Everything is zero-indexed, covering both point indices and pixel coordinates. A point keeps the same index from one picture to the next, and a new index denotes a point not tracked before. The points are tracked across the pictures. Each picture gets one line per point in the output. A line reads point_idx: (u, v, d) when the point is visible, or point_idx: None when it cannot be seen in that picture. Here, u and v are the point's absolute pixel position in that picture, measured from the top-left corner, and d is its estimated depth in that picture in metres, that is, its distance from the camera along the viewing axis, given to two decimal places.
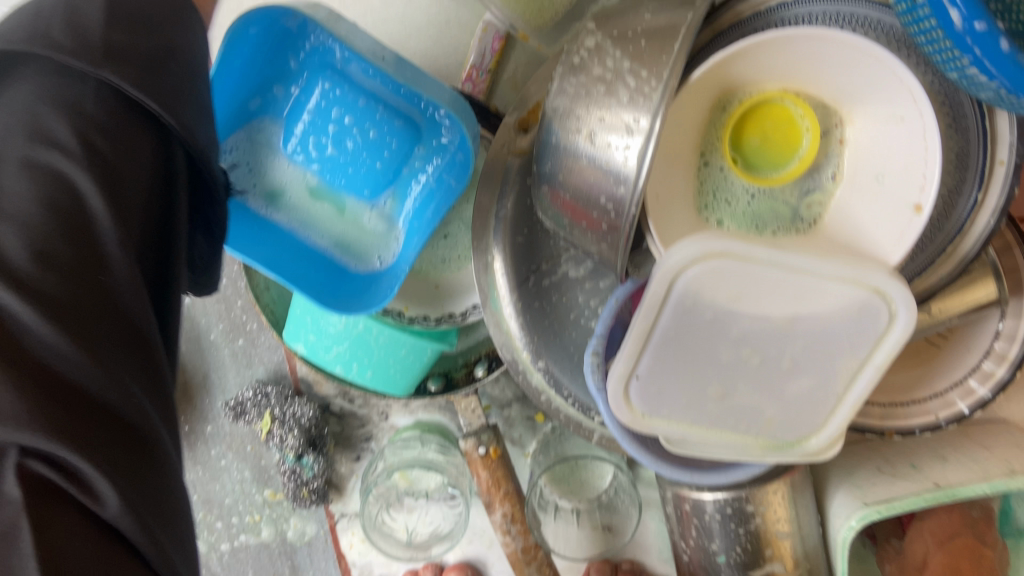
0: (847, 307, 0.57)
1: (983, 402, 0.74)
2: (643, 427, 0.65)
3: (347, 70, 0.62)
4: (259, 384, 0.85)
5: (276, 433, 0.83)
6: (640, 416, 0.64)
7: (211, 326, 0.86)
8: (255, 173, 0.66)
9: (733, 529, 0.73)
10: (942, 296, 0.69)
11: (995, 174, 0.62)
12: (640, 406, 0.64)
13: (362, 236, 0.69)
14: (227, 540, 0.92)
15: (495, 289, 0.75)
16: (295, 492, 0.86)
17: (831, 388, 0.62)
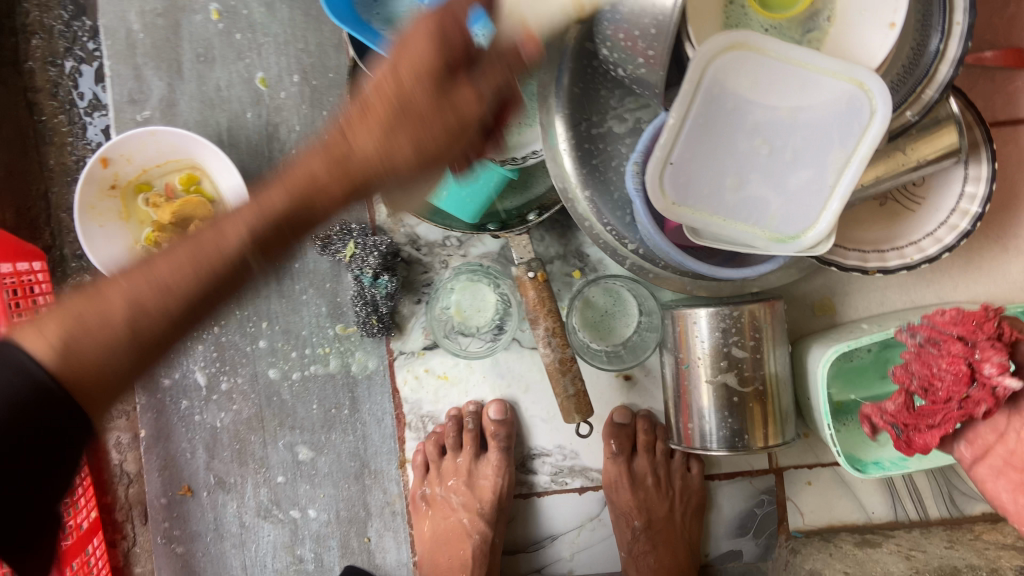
0: (838, 99, 0.75)
1: (950, 247, 0.91)
2: (673, 214, 0.80)
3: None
4: (344, 222, 1.00)
5: (358, 257, 0.97)
6: (671, 203, 0.80)
7: None
8: (381, 3, 0.86)
9: (724, 338, 0.90)
10: (914, 139, 0.86)
11: (953, 31, 0.81)
12: (671, 192, 0.79)
13: None
14: (298, 370, 1.05)
15: (554, 130, 0.91)
16: (365, 320, 1.00)
17: (823, 181, 0.79)
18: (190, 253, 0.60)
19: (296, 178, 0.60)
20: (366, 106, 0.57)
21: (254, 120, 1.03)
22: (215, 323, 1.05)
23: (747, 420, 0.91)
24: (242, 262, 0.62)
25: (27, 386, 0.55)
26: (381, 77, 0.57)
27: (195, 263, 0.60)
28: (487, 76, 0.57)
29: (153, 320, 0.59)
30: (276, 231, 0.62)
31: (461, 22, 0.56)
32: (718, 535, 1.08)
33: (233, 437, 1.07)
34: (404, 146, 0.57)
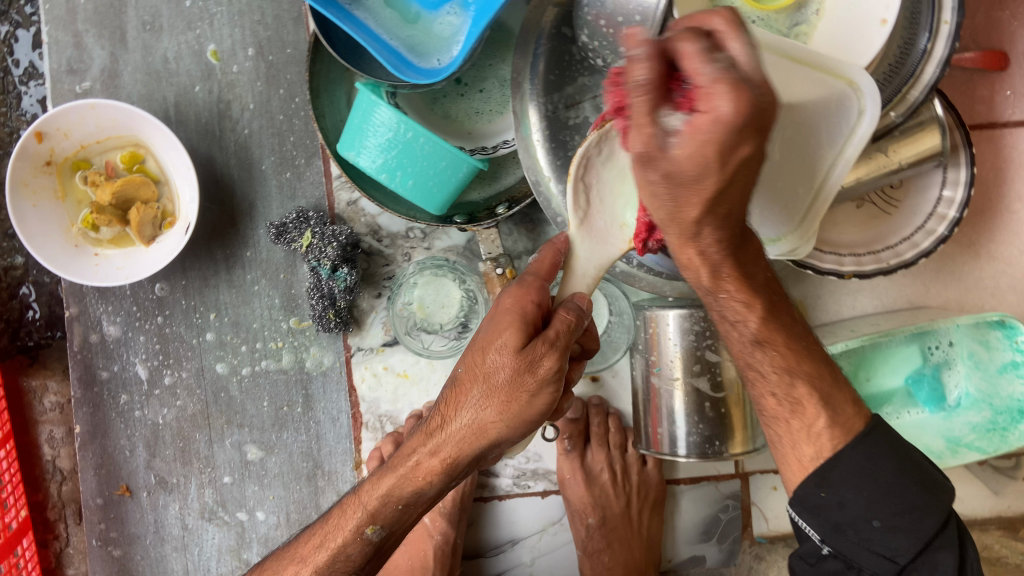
0: (827, 97, 0.72)
1: (927, 253, 0.90)
2: None
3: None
4: (301, 210, 0.95)
5: (315, 247, 0.92)
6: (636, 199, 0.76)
7: (263, 158, 0.96)
8: None
9: (697, 340, 0.87)
10: (897, 141, 0.84)
11: (941, 30, 0.78)
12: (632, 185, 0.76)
13: (425, 41, 0.82)
14: (248, 365, 0.99)
15: (527, 119, 0.87)
16: (321, 314, 0.94)
17: (809, 184, 0.75)
18: (322, 534, 0.69)
19: (416, 470, 0.64)
20: (464, 384, 0.62)
21: (205, 96, 0.96)
22: (158, 313, 0.98)
23: (721, 428, 0.87)
24: (366, 540, 0.66)
25: None
26: (473, 363, 0.62)
27: (331, 548, 0.67)
28: (559, 336, 0.61)
29: (335, 574, 0.68)
30: (398, 514, 0.66)
31: (536, 298, 0.63)
32: (680, 540, 1.05)
33: (177, 434, 1.00)
34: (493, 408, 0.60)
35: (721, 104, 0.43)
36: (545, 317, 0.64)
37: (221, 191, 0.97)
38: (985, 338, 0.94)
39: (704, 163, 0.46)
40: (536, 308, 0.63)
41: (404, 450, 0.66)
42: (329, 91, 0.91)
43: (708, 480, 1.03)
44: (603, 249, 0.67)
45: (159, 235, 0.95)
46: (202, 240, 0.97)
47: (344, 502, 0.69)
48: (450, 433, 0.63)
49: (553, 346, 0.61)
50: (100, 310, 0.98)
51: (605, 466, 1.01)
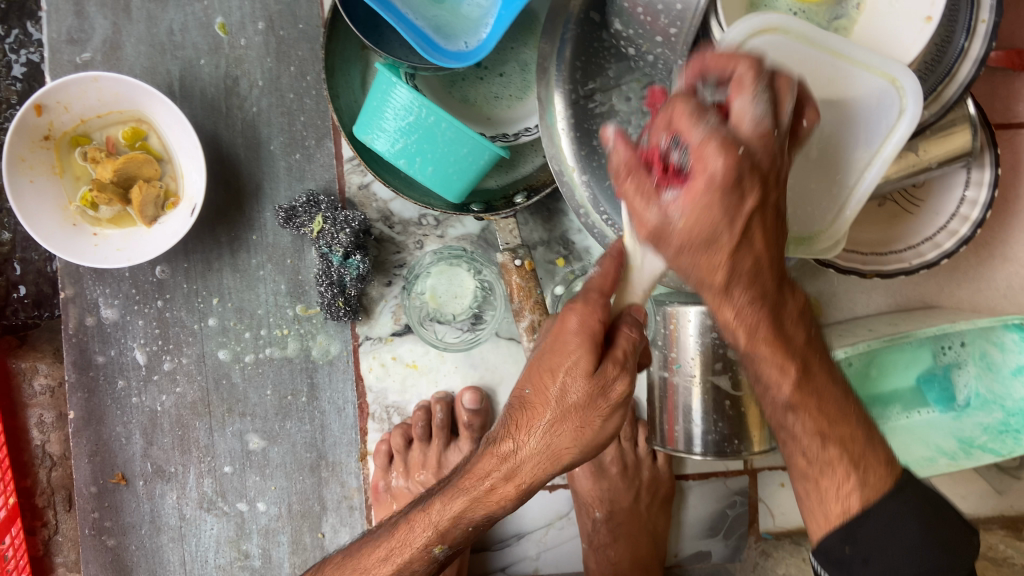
0: (868, 94, 0.70)
1: (949, 254, 0.89)
2: None
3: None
4: (311, 192, 0.92)
5: (326, 233, 0.88)
6: None
7: (271, 137, 0.93)
8: None
9: (720, 338, 0.84)
10: (927, 140, 0.82)
11: (978, 29, 0.77)
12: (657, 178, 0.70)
13: (451, 22, 0.79)
14: (252, 352, 0.95)
15: (552, 106, 0.84)
16: (330, 302, 0.91)
17: (844, 182, 0.73)
18: (386, 547, 0.69)
19: (486, 494, 0.63)
20: (530, 408, 0.60)
21: (212, 72, 0.92)
22: (158, 296, 0.94)
23: (738, 426, 0.86)
24: (432, 558, 0.67)
25: None
26: (539, 393, 0.60)
27: (399, 564, 0.68)
28: (627, 356, 0.59)
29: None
30: (466, 534, 0.66)
31: (602, 316, 0.59)
32: (685, 535, 1.04)
33: (176, 421, 0.97)
34: (561, 435, 0.60)
35: (713, 160, 0.46)
36: (607, 331, 0.60)
37: (227, 171, 0.93)
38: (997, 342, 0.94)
39: (711, 222, 0.48)
40: (604, 328, 0.58)
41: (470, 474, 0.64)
42: (345, 70, 0.88)
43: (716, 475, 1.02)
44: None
45: (162, 216, 0.91)
46: (206, 221, 0.94)
47: (407, 517, 0.68)
48: (517, 460, 0.61)
49: (620, 363, 0.59)
50: (97, 292, 0.94)
51: (614, 460, 0.98)
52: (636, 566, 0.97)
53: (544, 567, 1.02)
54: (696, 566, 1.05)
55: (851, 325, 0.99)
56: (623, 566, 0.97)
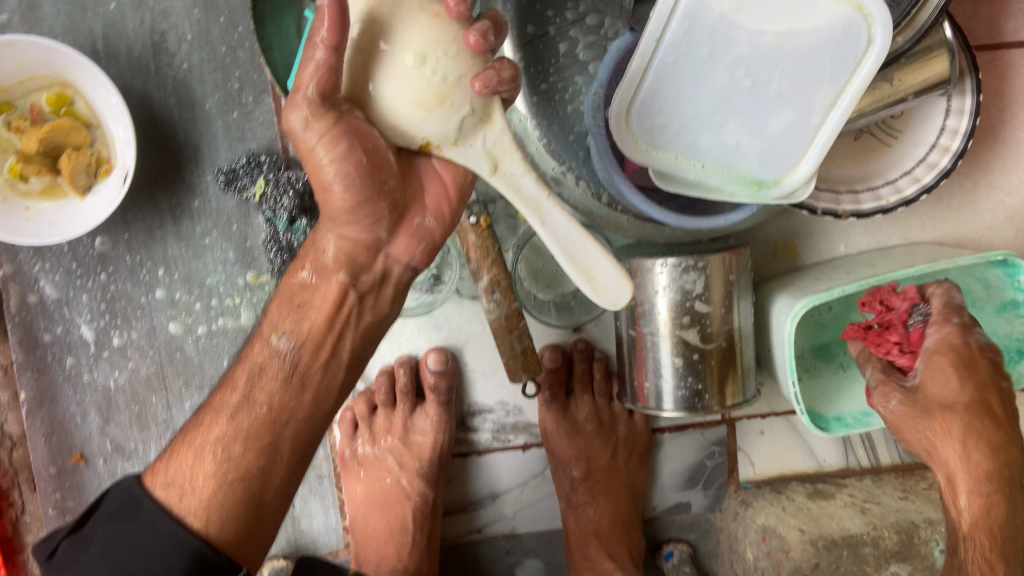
0: (835, 25, 0.64)
1: (929, 188, 0.84)
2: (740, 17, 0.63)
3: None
4: (252, 154, 0.87)
5: (270, 197, 0.85)
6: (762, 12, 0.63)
7: (206, 96, 0.87)
8: None
9: (692, 291, 0.80)
10: (902, 68, 0.77)
11: None
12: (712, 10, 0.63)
13: None
14: (204, 324, 0.92)
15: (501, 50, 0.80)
16: (281, 269, 0.87)
17: (810, 121, 0.69)
18: (247, 365, 0.64)
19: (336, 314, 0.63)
20: (323, 201, 0.57)
21: (136, 27, 0.85)
22: (101, 270, 0.90)
23: (710, 379, 0.83)
24: (275, 349, 0.63)
25: (150, 530, 0.59)
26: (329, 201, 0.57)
27: (252, 377, 0.63)
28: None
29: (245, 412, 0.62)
30: (297, 317, 0.62)
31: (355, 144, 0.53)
32: (665, 488, 1.01)
33: (131, 398, 0.94)
34: (360, 226, 0.58)
35: None
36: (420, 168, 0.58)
37: (162, 134, 0.88)
38: (988, 283, 0.88)
39: None
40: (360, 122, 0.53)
41: (287, 280, 0.63)
42: (277, 19, 0.81)
43: (692, 427, 0.99)
44: (398, 132, 0.54)
45: (95, 185, 0.86)
46: (144, 188, 0.89)
47: (246, 350, 0.65)
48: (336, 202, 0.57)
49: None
50: (37, 268, 0.90)
51: (590, 416, 0.96)
52: (616, 523, 0.95)
53: (521, 526, 1.01)
54: (676, 518, 1.02)
55: (832, 266, 0.94)
56: (603, 525, 0.95)
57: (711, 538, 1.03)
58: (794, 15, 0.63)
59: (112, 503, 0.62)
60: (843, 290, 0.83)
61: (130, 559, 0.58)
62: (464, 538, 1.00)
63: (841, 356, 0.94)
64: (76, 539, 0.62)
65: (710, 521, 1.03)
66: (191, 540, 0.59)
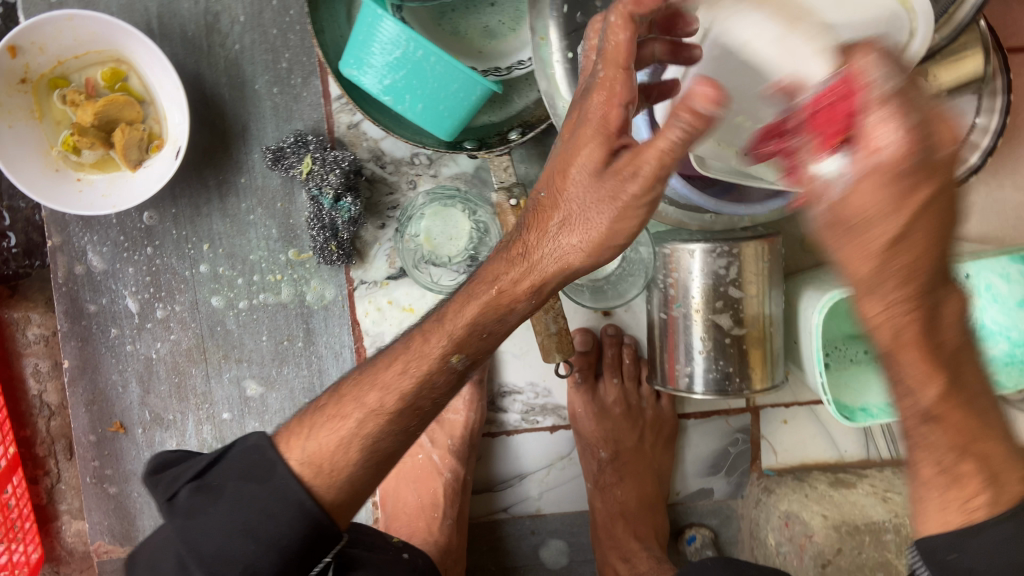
0: (879, 18, 0.66)
1: (959, 184, 0.85)
2: None
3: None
4: (299, 133, 0.89)
5: (316, 174, 0.86)
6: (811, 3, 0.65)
7: (255, 76, 0.89)
8: None
9: (726, 275, 0.83)
10: (937, 64, 0.79)
11: None
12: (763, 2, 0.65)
13: None
14: (245, 298, 0.94)
15: (547, 38, 0.82)
16: (323, 246, 0.89)
17: None
18: (405, 358, 0.62)
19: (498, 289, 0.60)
20: (549, 208, 0.58)
21: (190, 8, 0.88)
22: (147, 243, 0.92)
23: (740, 362, 0.84)
24: (451, 368, 0.62)
25: (282, 497, 0.59)
26: (556, 216, 0.58)
27: (417, 375, 0.61)
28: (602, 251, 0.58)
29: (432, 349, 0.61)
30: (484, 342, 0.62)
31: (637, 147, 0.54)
32: (689, 473, 1.03)
33: (172, 370, 0.96)
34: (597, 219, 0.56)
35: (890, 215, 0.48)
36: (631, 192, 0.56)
37: (212, 113, 0.90)
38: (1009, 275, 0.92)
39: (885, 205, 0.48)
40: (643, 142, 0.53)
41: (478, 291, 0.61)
42: (329, 3, 0.84)
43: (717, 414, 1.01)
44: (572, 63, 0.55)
45: (146, 160, 0.88)
46: (192, 165, 0.91)
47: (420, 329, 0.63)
48: (608, 176, 0.54)
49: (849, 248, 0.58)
50: (85, 240, 0.92)
51: (618, 400, 0.98)
52: (641, 505, 0.97)
53: (546, 507, 1.03)
54: (699, 503, 1.05)
55: None
56: (629, 506, 0.97)
57: (733, 525, 1.05)
58: (842, 7, 0.65)
59: (242, 454, 0.62)
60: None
61: (257, 519, 0.58)
62: (488, 518, 1.03)
63: (863, 349, 0.98)
64: (198, 485, 0.61)
65: (732, 508, 1.05)
66: (314, 507, 0.59)
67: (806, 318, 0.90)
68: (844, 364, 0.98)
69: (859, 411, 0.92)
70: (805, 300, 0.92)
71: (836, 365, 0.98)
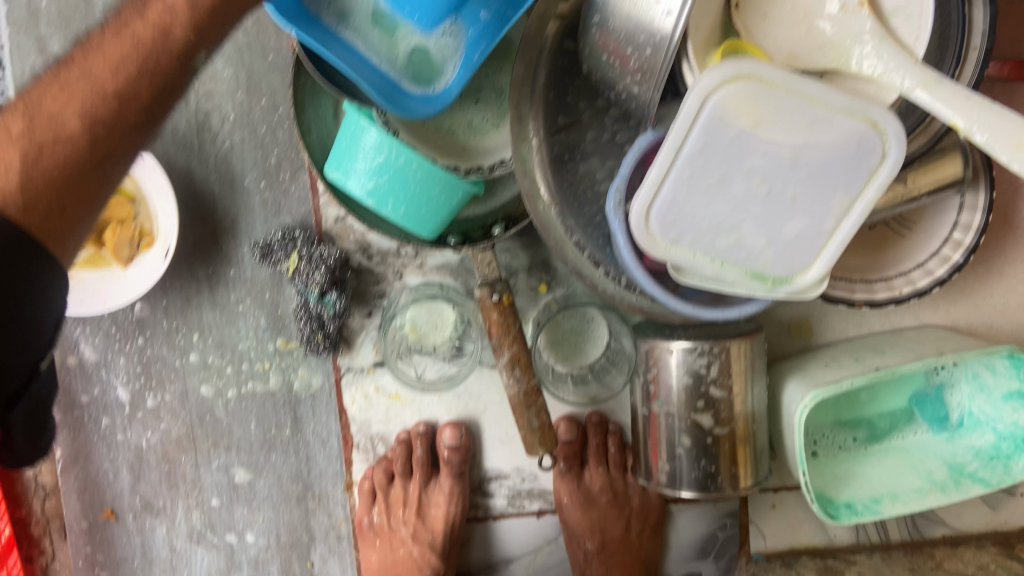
0: (848, 140, 0.67)
1: (941, 281, 0.86)
2: (759, 129, 0.67)
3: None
4: (287, 228, 0.90)
5: (303, 271, 0.88)
6: (779, 125, 0.67)
7: (245, 172, 0.91)
8: None
9: (706, 375, 0.83)
10: (917, 170, 0.79)
11: (969, 58, 0.74)
12: (732, 125, 0.67)
13: (428, 61, 0.74)
14: (234, 387, 0.95)
15: (529, 141, 0.83)
16: (310, 338, 0.91)
17: (824, 225, 0.72)
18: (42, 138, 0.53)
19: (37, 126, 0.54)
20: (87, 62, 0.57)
21: (182, 107, 0.90)
22: (139, 334, 0.94)
23: (722, 460, 0.84)
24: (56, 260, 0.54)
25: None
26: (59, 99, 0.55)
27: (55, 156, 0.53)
28: (109, 117, 0.56)
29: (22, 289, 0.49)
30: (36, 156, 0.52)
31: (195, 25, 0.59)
32: (677, 557, 1.03)
33: (161, 457, 0.97)
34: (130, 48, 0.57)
35: None
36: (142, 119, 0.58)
37: (202, 207, 0.92)
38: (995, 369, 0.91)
39: None
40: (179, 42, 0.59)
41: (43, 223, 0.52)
42: (317, 102, 0.86)
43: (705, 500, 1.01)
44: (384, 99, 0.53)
45: (137, 256, 0.89)
46: (183, 258, 0.93)
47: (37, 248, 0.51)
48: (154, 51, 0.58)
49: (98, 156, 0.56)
50: (77, 331, 0.94)
51: (603, 488, 0.99)
52: None
53: None
54: None
55: (847, 347, 0.96)
56: None
57: None
58: (810, 129, 0.67)
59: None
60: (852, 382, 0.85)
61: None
62: None
63: (849, 435, 0.98)
64: None
65: None
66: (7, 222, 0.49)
67: (790, 407, 0.89)
68: (830, 452, 0.98)
69: (843, 508, 0.92)
70: (789, 390, 0.92)
71: (822, 453, 0.97)
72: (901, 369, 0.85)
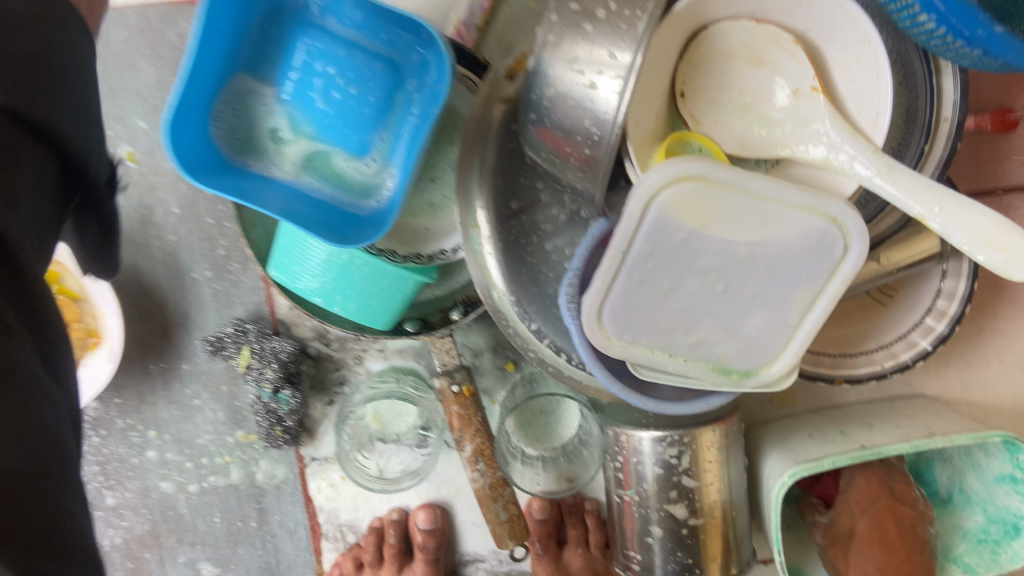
0: (806, 236, 0.63)
1: (925, 354, 0.80)
2: (708, 230, 0.62)
3: (326, 20, 0.69)
4: (238, 322, 0.87)
5: (254, 367, 0.84)
6: (730, 224, 0.62)
7: (193, 265, 0.88)
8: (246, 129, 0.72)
9: (678, 465, 0.79)
10: (889, 245, 0.75)
11: (941, 130, 0.69)
12: (680, 227, 0.62)
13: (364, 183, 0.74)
14: (196, 481, 0.92)
15: (477, 229, 0.79)
16: (269, 431, 0.88)
17: (787, 319, 0.67)
18: None
19: None
20: None
21: (124, 203, 0.86)
22: (95, 433, 0.91)
23: (699, 552, 0.80)
24: None
25: None
26: None
27: None
28: None
29: None
30: None
31: None
32: None
33: (127, 554, 0.95)
34: None
35: None
36: None
37: (151, 302, 0.89)
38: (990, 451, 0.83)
39: None
40: None
41: None
42: None
43: None
44: None
45: (85, 358, 0.86)
46: (135, 355, 0.90)
47: None
48: None
49: None
50: None
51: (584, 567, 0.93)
52: None
53: None
54: None
55: (833, 416, 0.91)
56: None
57: None
58: (764, 227, 0.62)
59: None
60: (834, 460, 0.79)
61: None
62: None
63: None
64: None
65: None
66: None
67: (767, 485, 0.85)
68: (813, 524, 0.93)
69: None
70: (768, 465, 0.86)
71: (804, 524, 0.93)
72: (885, 451, 0.79)
